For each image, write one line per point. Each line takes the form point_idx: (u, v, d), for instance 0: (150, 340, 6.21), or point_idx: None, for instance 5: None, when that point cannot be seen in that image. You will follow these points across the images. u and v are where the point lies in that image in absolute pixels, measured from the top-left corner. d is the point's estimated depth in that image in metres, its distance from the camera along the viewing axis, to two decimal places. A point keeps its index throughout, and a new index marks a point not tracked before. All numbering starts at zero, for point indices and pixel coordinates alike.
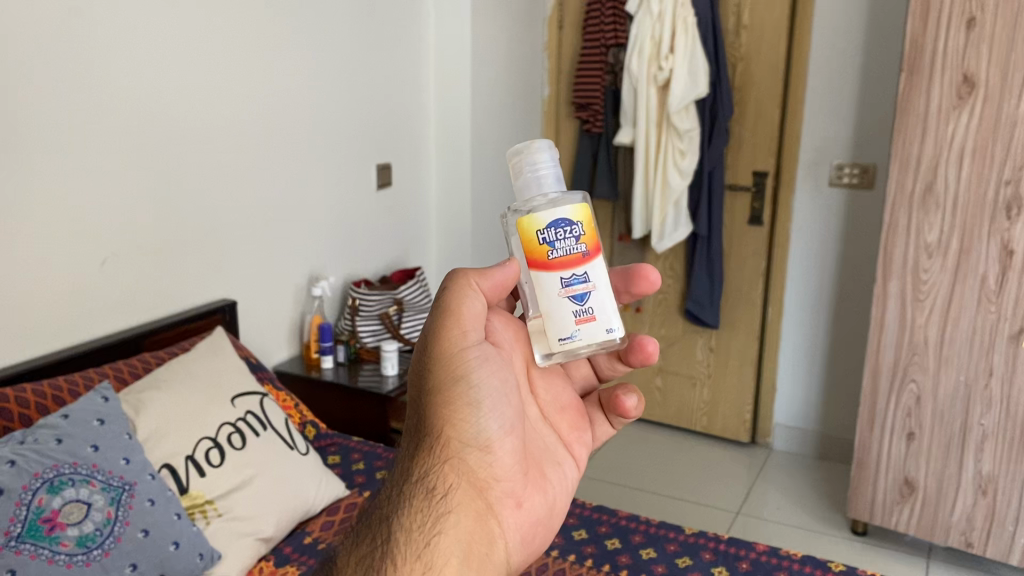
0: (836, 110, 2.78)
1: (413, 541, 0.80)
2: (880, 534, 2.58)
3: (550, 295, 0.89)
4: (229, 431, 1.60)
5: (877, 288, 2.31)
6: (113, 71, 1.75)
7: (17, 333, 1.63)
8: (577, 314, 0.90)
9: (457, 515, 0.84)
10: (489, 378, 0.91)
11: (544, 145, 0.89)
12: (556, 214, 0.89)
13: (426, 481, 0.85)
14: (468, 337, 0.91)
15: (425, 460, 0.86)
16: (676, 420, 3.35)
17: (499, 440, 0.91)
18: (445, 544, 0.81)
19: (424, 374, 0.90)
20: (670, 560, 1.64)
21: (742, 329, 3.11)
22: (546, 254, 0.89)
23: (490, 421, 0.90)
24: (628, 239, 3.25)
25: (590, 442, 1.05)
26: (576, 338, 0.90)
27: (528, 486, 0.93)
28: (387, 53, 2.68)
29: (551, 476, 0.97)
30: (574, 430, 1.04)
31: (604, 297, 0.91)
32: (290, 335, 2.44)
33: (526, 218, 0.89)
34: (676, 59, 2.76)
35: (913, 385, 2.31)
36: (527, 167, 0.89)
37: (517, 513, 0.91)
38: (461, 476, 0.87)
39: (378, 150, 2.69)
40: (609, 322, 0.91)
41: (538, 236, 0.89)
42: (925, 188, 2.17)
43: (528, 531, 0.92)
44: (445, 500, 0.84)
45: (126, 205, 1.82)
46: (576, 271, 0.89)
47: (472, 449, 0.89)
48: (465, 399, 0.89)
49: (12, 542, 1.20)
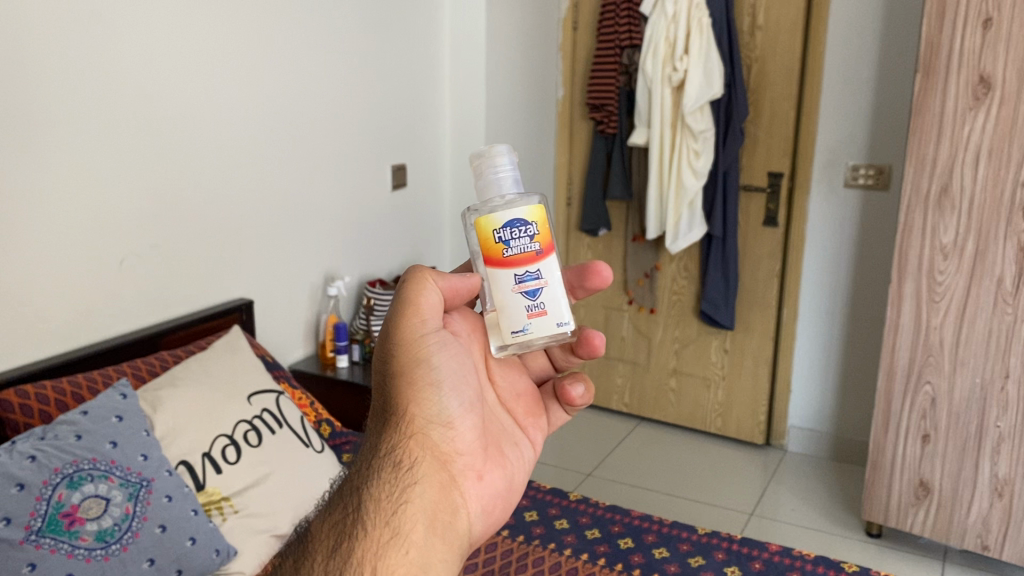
0: (851, 110, 2.77)
1: (381, 510, 0.77)
2: (895, 537, 2.57)
3: (503, 290, 0.86)
4: (245, 429, 1.61)
5: (892, 290, 2.30)
6: (132, 73, 1.78)
7: (39, 331, 1.66)
8: (529, 308, 0.86)
9: (423, 486, 0.81)
10: (449, 361, 0.87)
11: (505, 149, 0.85)
12: (511, 213, 0.85)
13: (391, 454, 0.81)
14: (427, 321, 0.86)
15: (388, 435, 0.83)
16: (690, 421, 3.35)
17: (461, 417, 0.87)
18: (411, 514, 0.78)
19: (385, 356, 0.85)
20: (683, 559, 1.64)
21: (757, 330, 3.10)
22: (501, 253, 0.85)
23: (451, 399, 0.86)
24: (643, 239, 3.22)
25: (546, 428, 0.99)
26: (527, 332, 0.86)
27: (491, 461, 0.89)
28: (402, 55, 2.70)
29: (509, 455, 0.92)
30: (530, 415, 0.98)
31: (557, 292, 0.87)
32: (306, 335, 2.46)
33: (482, 218, 0.85)
34: (690, 60, 2.77)
35: (928, 387, 2.30)
36: (487, 170, 0.85)
37: (481, 485, 0.87)
38: (426, 450, 0.83)
39: (393, 151, 2.70)
40: (561, 317, 0.87)
41: (494, 234, 0.85)
42: (941, 190, 2.17)
43: (494, 505, 0.87)
44: (411, 472, 0.81)
45: (144, 206, 1.85)
46: (529, 267, 0.86)
47: (436, 426, 0.85)
48: (426, 379, 0.85)
49: (32, 536, 1.23)
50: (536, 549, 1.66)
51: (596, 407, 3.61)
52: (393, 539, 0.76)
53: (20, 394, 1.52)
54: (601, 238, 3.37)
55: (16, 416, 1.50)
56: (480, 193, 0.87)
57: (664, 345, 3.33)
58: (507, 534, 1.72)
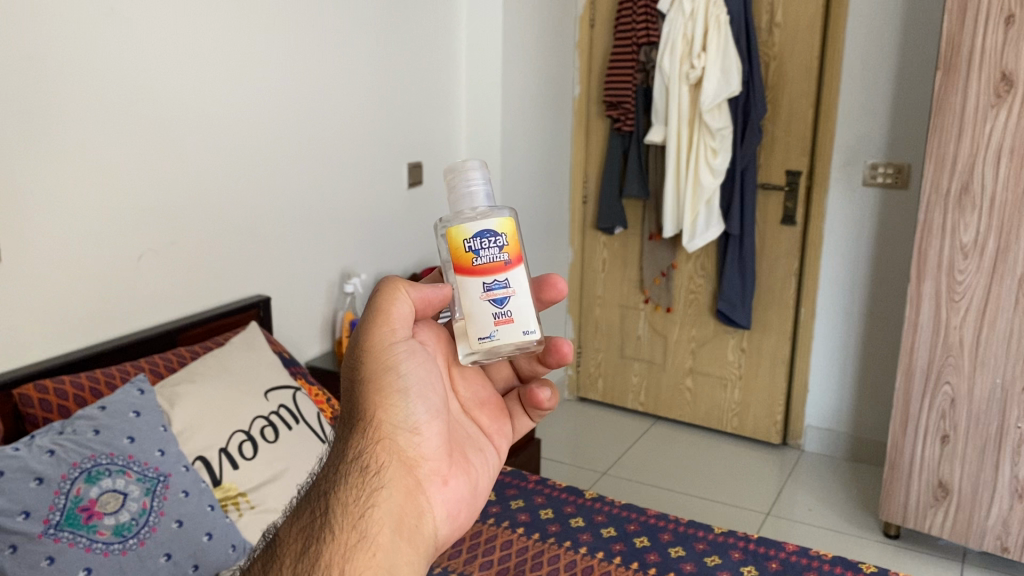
0: (871, 108, 2.75)
1: (348, 513, 0.77)
2: (912, 538, 2.56)
3: (471, 297, 0.88)
4: (262, 424, 1.62)
5: (911, 289, 2.29)
6: (152, 71, 1.79)
7: (59, 326, 1.67)
8: (496, 315, 0.88)
9: (390, 490, 0.80)
10: (416, 369, 0.87)
11: (477, 164, 0.89)
12: (482, 224, 0.88)
13: (358, 459, 0.81)
14: (397, 330, 0.86)
15: (355, 440, 0.82)
16: (706, 421, 3.34)
17: (428, 423, 0.87)
18: (378, 518, 0.78)
19: (354, 361, 0.86)
20: (699, 559, 1.63)
21: (774, 329, 3.09)
22: (471, 262, 0.88)
23: (418, 405, 0.86)
24: (659, 238, 3.21)
25: (510, 434, 1.00)
26: (495, 338, 0.88)
27: (458, 465, 0.89)
28: (420, 53, 2.70)
29: (476, 462, 0.92)
30: (495, 423, 0.99)
31: (524, 302, 0.89)
32: (322, 331, 2.47)
33: (453, 227, 0.88)
34: (708, 58, 2.76)
35: (947, 388, 2.28)
36: (458, 184, 0.89)
37: (447, 490, 0.87)
38: (393, 455, 0.83)
39: (410, 149, 2.70)
40: (527, 325, 0.89)
41: (464, 244, 0.88)
42: (961, 188, 2.15)
43: (460, 508, 0.87)
44: (377, 476, 0.81)
45: (161, 202, 1.86)
46: (498, 277, 0.88)
47: (401, 431, 0.84)
48: (394, 386, 0.85)
49: (51, 530, 1.23)
50: (551, 547, 1.66)
51: (613, 406, 3.61)
52: (360, 543, 0.76)
53: (38, 388, 1.53)
54: (618, 236, 3.39)
55: (35, 411, 1.51)
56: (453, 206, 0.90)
57: (681, 345, 3.32)
58: (522, 532, 1.72)
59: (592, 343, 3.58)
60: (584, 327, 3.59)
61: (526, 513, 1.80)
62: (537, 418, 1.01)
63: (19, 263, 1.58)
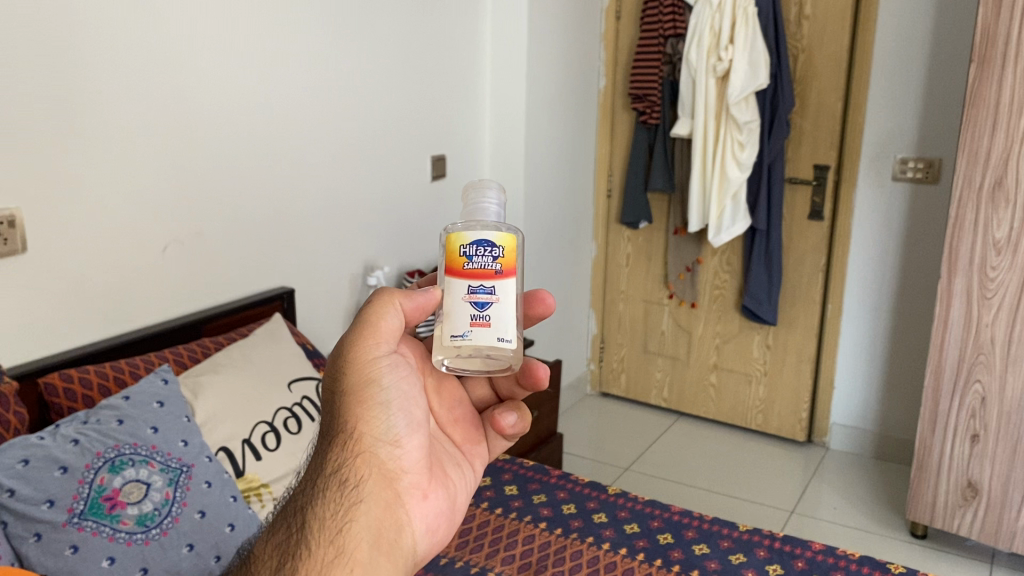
0: (901, 102, 2.70)
1: (326, 528, 0.76)
2: (940, 538, 2.52)
3: (453, 296, 0.86)
4: (285, 416, 1.61)
5: (942, 287, 2.25)
6: (179, 61, 1.80)
7: (86, 315, 1.69)
8: (473, 317, 0.86)
9: (369, 504, 0.79)
10: (399, 382, 0.85)
11: (494, 185, 0.89)
12: (481, 233, 0.86)
13: (337, 472, 0.79)
14: (382, 342, 0.85)
15: (334, 453, 0.81)
16: (730, 418, 3.31)
17: (409, 436, 0.85)
18: (356, 533, 0.77)
19: (336, 373, 0.84)
20: (723, 557, 1.61)
21: (800, 324, 3.05)
22: (462, 265, 0.87)
23: (399, 418, 0.84)
24: (684, 232, 3.18)
25: (485, 454, 0.98)
26: (467, 338, 0.86)
27: (438, 480, 0.88)
28: (444, 45, 2.69)
29: (455, 476, 0.91)
30: (471, 441, 0.97)
31: (507, 314, 0.87)
32: (346, 324, 2.47)
33: (454, 231, 0.87)
34: (735, 50, 2.73)
35: (978, 387, 2.24)
36: (474, 198, 0.88)
37: (427, 504, 0.85)
38: (374, 468, 0.81)
39: (433, 142, 2.69)
40: (503, 334, 0.86)
41: (459, 249, 0.87)
42: (994, 183, 2.10)
43: (438, 522, 0.85)
44: (357, 490, 0.79)
45: (186, 193, 1.86)
46: (485, 283, 0.86)
47: (382, 444, 0.83)
48: (375, 398, 0.84)
49: (75, 519, 1.24)
50: (573, 543, 1.65)
51: (636, 401, 3.59)
52: (338, 558, 0.74)
53: (64, 377, 1.54)
54: (642, 231, 3.36)
55: (60, 400, 1.52)
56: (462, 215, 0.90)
57: (705, 341, 3.30)
58: (543, 526, 1.71)
59: (616, 338, 3.56)
60: (607, 322, 3.57)
61: (549, 508, 1.79)
62: (512, 441, 0.99)
63: (46, 253, 1.59)
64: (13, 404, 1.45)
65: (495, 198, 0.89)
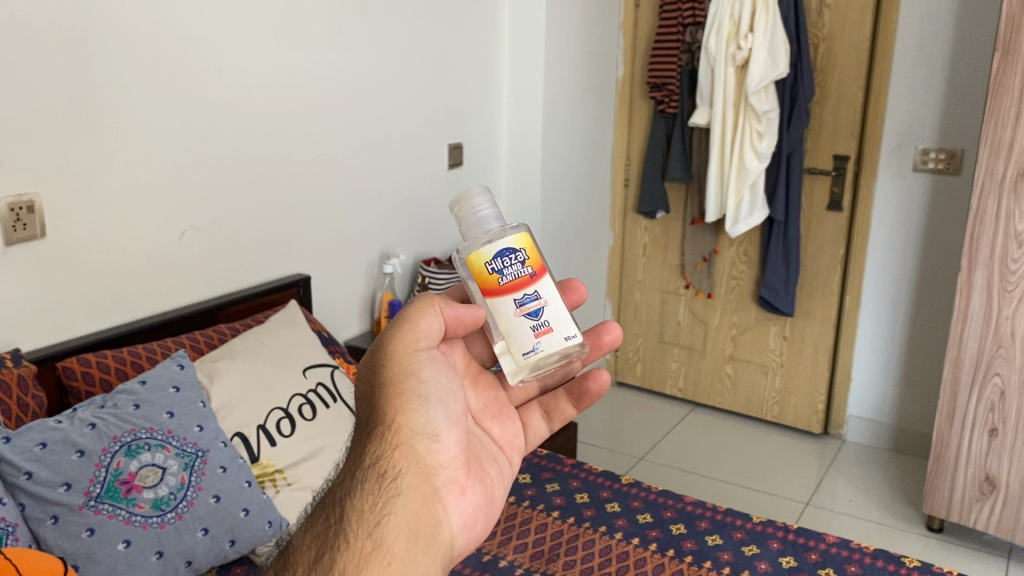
0: (924, 91, 2.67)
1: (365, 519, 0.72)
2: (956, 531, 2.51)
3: (505, 314, 0.87)
4: (300, 402, 1.61)
5: (961, 279, 2.23)
6: (195, 45, 1.80)
7: (104, 301, 1.70)
8: (536, 327, 0.88)
9: (407, 498, 0.75)
10: (438, 376, 0.82)
11: (479, 189, 0.89)
12: (498, 244, 0.87)
13: (376, 463, 0.76)
14: (422, 339, 0.81)
15: (373, 445, 0.77)
16: (746, 409, 3.30)
17: (447, 430, 0.81)
18: (394, 525, 0.72)
19: (375, 365, 0.80)
20: (737, 548, 1.60)
21: (818, 315, 3.03)
22: (497, 282, 0.87)
23: (438, 412, 0.81)
24: (702, 222, 3.16)
25: (523, 447, 0.95)
26: (539, 350, 0.88)
27: (475, 477, 0.84)
28: (462, 32, 2.68)
29: (492, 474, 0.87)
30: (508, 433, 0.94)
31: (559, 312, 0.90)
32: (362, 311, 2.47)
33: (471, 253, 0.87)
34: (755, 39, 2.70)
35: (997, 380, 2.22)
36: (467, 214, 0.88)
37: (465, 500, 0.81)
38: (412, 461, 0.77)
39: (451, 130, 2.69)
40: (566, 330, 0.90)
41: (487, 267, 0.87)
42: (1017, 175, 2.07)
43: (475, 519, 0.81)
44: (395, 482, 0.75)
45: (202, 181, 1.86)
46: (527, 290, 0.88)
47: (421, 437, 0.79)
48: (414, 391, 0.80)
49: (91, 502, 1.26)
50: (586, 532, 1.65)
51: (651, 391, 3.58)
52: (376, 550, 0.70)
53: (82, 361, 1.55)
54: (659, 221, 3.35)
55: (79, 384, 1.54)
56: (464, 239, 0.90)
57: (722, 332, 3.28)
58: (557, 515, 1.71)
59: (631, 328, 3.55)
60: (623, 312, 3.56)
61: (562, 497, 1.79)
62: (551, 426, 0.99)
63: (65, 238, 1.60)
64: (32, 387, 1.46)
65: (486, 199, 0.89)
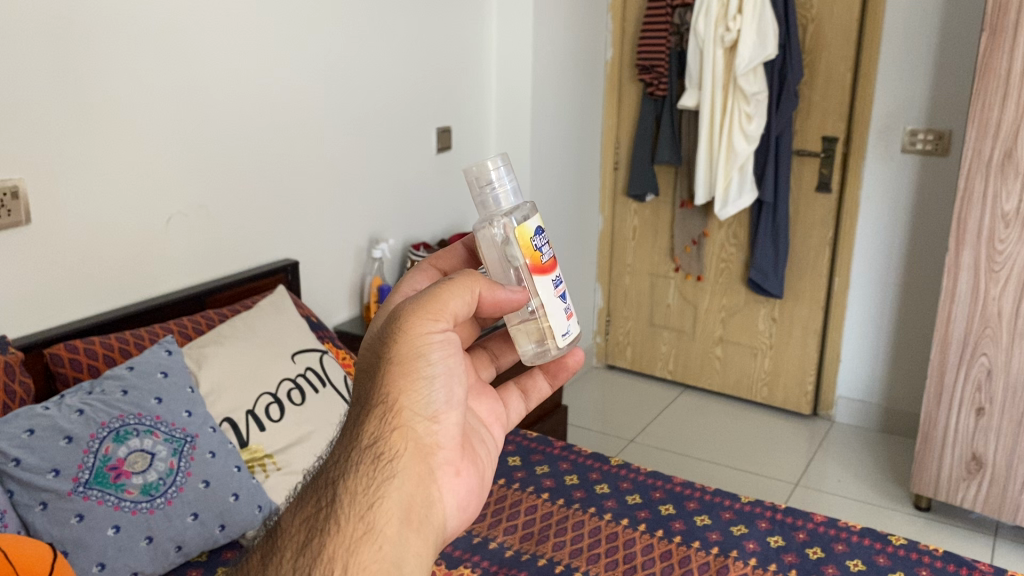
0: (911, 74, 2.67)
1: (356, 503, 0.70)
2: (944, 510, 2.53)
3: (546, 296, 0.86)
4: (289, 387, 1.61)
5: (949, 259, 2.23)
6: (180, 29, 1.78)
7: (91, 287, 1.69)
8: (565, 309, 0.88)
9: (402, 480, 0.72)
10: (452, 357, 0.77)
11: (505, 161, 0.87)
12: (537, 220, 0.85)
13: (373, 445, 0.73)
14: (442, 320, 0.76)
15: (371, 425, 0.73)
16: (736, 390, 3.32)
17: (449, 413, 0.78)
18: (388, 508, 0.70)
19: (384, 339, 0.76)
20: (725, 528, 1.61)
21: (808, 297, 3.04)
22: (540, 260, 0.85)
23: (441, 393, 0.77)
24: (691, 205, 3.17)
25: (505, 422, 0.93)
26: (570, 332, 0.89)
27: (471, 459, 0.80)
28: (449, 17, 2.66)
29: (482, 455, 0.84)
30: (492, 411, 0.91)
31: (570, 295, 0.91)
32: (351, 297, 2.47)
33: (514, 227, 0.84)
34: (744, 20, 2.68)
35: (983, 360, 2.24)
36: (494, 184, 0.86)
37: (461, 481, 0.78)
38: (411, 443, 0.74)
39: (438, 113, 2.67)
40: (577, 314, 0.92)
41: (533, 242, 0.84)
42: (1004, 155, 2.07)
43: (470, 499, 0.78)
44: (391, 465, 0.72)
45: (186, 166, 1.85)
46: (556, 273, 0.88)
47: (421, 419, 0.75)
48: (420, 371, 0.76)
49: (80, 488, 1.26)
50: (576, 513, 1.66)
51: (641, 373, 3.59)
52: (367, 534, 0.69)
53: (70, 348, 1.55)
54: (648, 203, 3.34)
55: (66, 370, 1.53)
56: (487, 213, 0.86)
57: (711, 314, 3.29)
58: (546, 497, 1.72)
59: (622, 311, 3.55)
60: (613, 295, 3.56)
61: (552, 479, 1.79)
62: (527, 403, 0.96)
63: (49, 225, 1.59)
64: (19, 373, 1.46)
65: (508, 170, 0.88)
